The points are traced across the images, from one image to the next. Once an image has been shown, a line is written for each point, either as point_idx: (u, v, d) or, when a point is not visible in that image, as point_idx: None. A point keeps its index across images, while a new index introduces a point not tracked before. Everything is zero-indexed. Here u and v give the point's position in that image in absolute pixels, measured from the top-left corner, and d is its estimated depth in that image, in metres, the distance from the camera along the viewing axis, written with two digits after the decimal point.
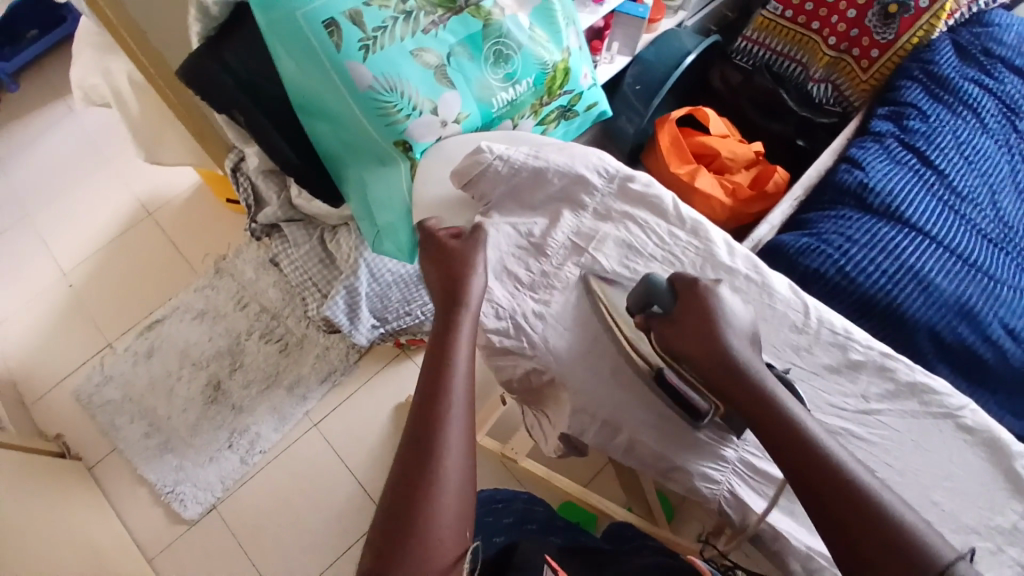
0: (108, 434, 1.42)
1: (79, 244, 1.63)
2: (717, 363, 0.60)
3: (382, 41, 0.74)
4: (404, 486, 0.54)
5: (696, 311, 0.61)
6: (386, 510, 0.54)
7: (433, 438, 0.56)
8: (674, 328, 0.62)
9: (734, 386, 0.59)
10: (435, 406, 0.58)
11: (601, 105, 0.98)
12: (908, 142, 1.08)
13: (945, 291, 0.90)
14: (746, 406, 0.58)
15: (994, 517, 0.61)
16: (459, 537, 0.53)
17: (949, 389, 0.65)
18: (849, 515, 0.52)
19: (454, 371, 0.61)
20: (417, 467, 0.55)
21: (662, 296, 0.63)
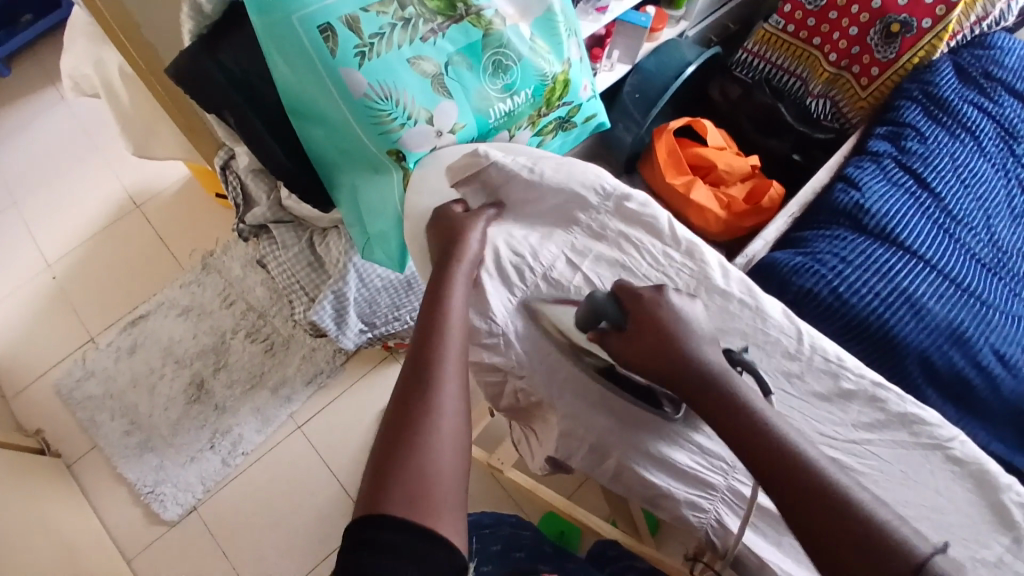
0: (87, 431, 1.39)
1: (64, 235, 1.60)
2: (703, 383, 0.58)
3: (379, 48, 0.72)
4: (395, 442, 0.53)
5: (649, 325, 0.60)
6: (377, 461, 0.53)
7: (424, 398, 0.55)
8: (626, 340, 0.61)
9: (723, 412, 0.57)
10: (427, 368, 0.57)
11: (599, 117, 0.97)
12: (905, 163, 1.08)
13: (937, 315, 0.89)
14: (734, 429, 0.57)
15: (979, 550, 0.60)
16: (454, 490, 0.52)
17: (941, 420, 0.64)
18: (843, 535, 0.51)
19: (446, 334, 0.60)
20: (408, 424, 0.54)
21: (609, 310, 0.62)
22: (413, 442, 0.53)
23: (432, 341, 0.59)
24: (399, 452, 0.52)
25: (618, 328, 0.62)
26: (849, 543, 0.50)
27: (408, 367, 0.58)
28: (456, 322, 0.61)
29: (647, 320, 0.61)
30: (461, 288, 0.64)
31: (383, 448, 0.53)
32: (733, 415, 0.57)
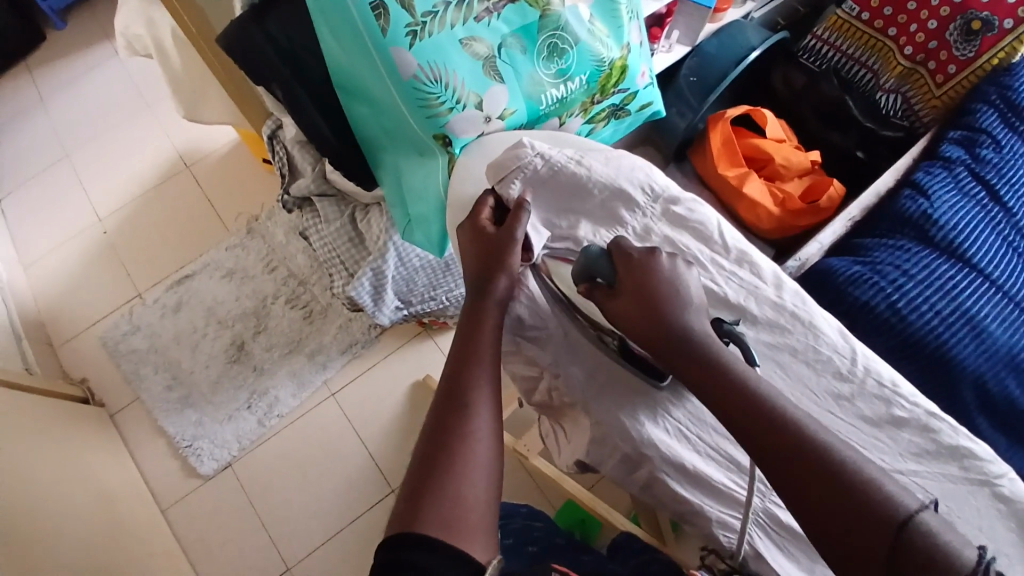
0: (132, 383, 1.45)
1: (116, 191, 1.64)
2: (685, 348, 0.57)
3: (430, 27, 0.70)
4: (424, 480, 0.52)
5: (636, 283, 0.59)
6: (405, 501, 0.51)
7: (457, 432, 0.55)
8: (614, 300, 0.60)
9: (699, 371, 0.56)
10: (460, 401, 0.57)
11: (655, 105, 0.93)
12: (978, 173, 1.00)
13: (998, 339, 0.84)
14: (717, 393, 0.55)
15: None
16: (484, 508, 0.52)
17: (993, 456, 0.61)
18: (825, 492, 0.49)
19: (480, 363, 0.59)
20: (444, 443, 0.54)
21: (602, 266, 0.61)
22: (441, 479, 0.52)
23: (464, 372, 0.58)
24: (429, 490, 0.51)
25: (610, 286, 0.61)
26: (836, 502, 0.48)
27: (439, 399, 0.57)
28: (490, 349, 0.60)
29: (637, 282, 0.59)
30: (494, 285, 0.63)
31: (412, 487, 0.52)
32: (713, 377, 0.55)
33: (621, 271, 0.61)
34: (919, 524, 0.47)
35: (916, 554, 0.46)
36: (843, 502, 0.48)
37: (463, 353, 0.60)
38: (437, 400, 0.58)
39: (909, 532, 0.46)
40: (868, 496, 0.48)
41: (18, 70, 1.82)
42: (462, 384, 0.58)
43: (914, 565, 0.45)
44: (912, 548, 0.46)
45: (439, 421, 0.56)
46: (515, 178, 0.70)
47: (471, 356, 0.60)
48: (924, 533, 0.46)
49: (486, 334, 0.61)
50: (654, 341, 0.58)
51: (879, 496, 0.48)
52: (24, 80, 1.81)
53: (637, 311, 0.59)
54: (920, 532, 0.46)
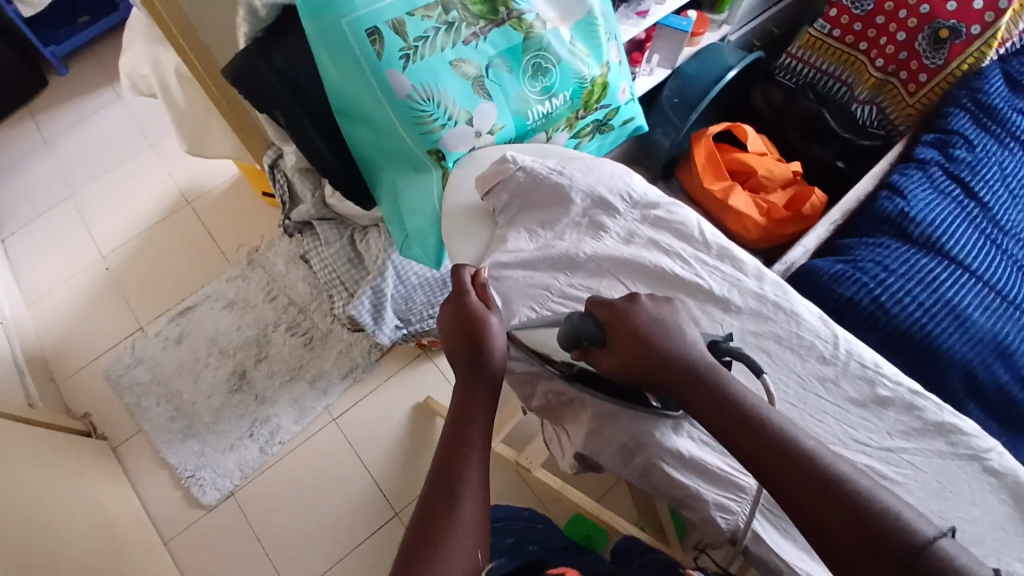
0: (134, 415, 1.46)
1: (118, 228, 1.68)
2: (688, 373, 0.60)
3: (423, 51, 0.75)
4: (422, 529, 0.56)
5: (625, 331, 0.62)
6: (404, 548, 0.56)
7: (453, 484, 0.59)
8: (609, 353, 0.62)
9: (689, 351, 0.61)
10: (457, 454, 0.61)
11: (637, 120, 0.98)
12: (952, 172, 1.05)
13: (982, 327, 0.87)
14: (731, 426, 0.57)
15: (1014, 563, 0.59)
16: (472, 530, 0.57)
17: (977, 431, 0.63)
18: (814, 479, 0.52)
19: (476, 419, 0.63)
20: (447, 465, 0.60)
21: (589, 330, 0.63)
22: (438, 519, 0.57)
23: (464, 427, 0.63)
24: (425, 540, 0.55)
25: (600, 347, 0.63)
26: (849, 523, 0.50)
27: (438, 454, 0.62)
28: (484, 404, 0.64)
29: None
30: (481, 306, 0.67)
31: (410, 535, 0.57)
32: (716, 404, 0.58)
33: (610, 325, 0.63)
34: (938, 550, 0.48)
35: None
36: (855, 520, 0.50)
37: (462, 409, 0.64)
38: (436, 454, 0.62)
39: (928, 555, 0.47)
40: (887, 522, 0.49)
41: (22, 114, 1.88)
42: (459, 439, 0.62)
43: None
44: (930, 569, 0.47)
45: (437, 474, 0.60)
46: (500, 190, 0.76)
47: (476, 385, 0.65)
48: (941, 558, 0.47)
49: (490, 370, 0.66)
50: (660, 373, 0.61)
51: (894, 520, 0.49)
52: (28, 124, 1.86)
53: (633, 356, 0.61)
54: (936, 555, 0.47)
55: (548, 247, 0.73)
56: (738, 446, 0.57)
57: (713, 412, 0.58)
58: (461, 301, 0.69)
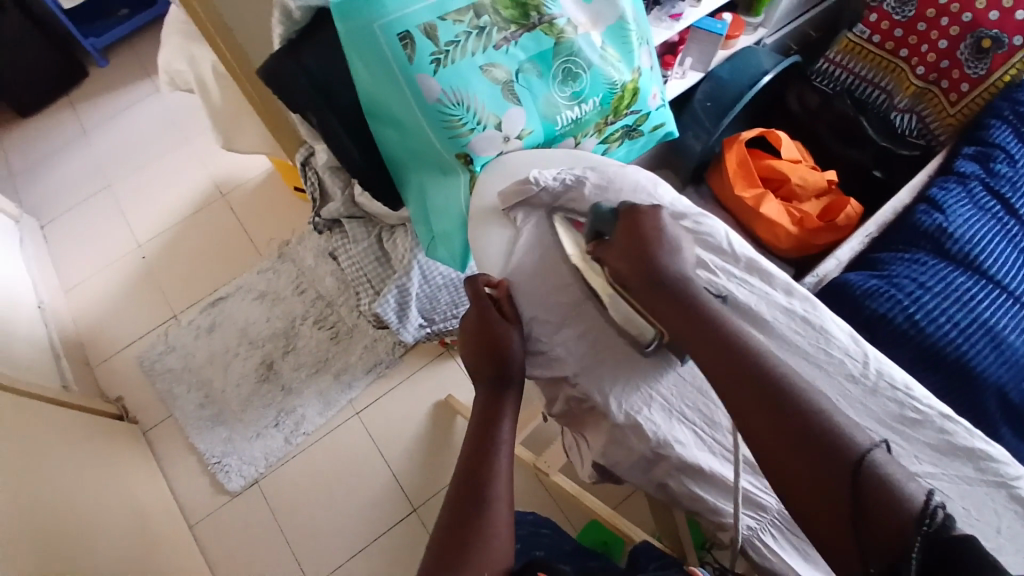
0: (165, 401, 1.50)
1: (156, 218, 1.72)
2: (663, 290, 0.63)
3: (453, 55, 0.75)
4: (451, 533, 0.57)
5: (631, 231, 0.65)
6: (432, 554, 0.56)
7: (481, 488, 0.60)
8: (612, 248, 0.66)
9: (706, 353, 0.59)
10: (481, 464, 0.62)
11: (667, 125, 0.97)
12: (993, 187, 1.02)
13: (1019, 351, 0.85)
14: (705, 357, 0.59)
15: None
16: (500, 535, 0.57)
17: (1009, 459, 0.62)
18: (778, 421, 0.53)
19: (502, 427, 0.66)
20: (472, 478, 0.61)
21: (604, 220, 0.68)
22: (466, 528, 0.57)
23: (487, 438, 0.65)
24: (457, 543, 0.56)
25: (609, 241, 0.67)
26: (802, 457, 0.51)
27: (464, 463, 0.63)
28: (508, 414, 0.67)
29: (631, 229, 0.65)
30: (499, 319, 0.70)
31: (442, 540, 0.57)
32: (704, 336, 0.59)
33: (621, 219, 0.67)
34: (869, 461, 0.49)
35: (870, 493, 0.47)
36: (796, 436, 0.52)
37: (485, 420, 0.67)
38: (463, 463, 0.63)
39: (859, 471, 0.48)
40: (827, 442, 0.50)
41: (67, 104, 1.94)
42: (484, 449, 0.63)
43: (872, 503, 0.47)
44: (866, 486, 0.48)
45: (465, 479, 0.61)
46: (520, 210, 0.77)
47: (496, 405, 0.68)
48: (874, 472, 0.48)
49: (510, 393, 0.68)
50: (650, 298, 0.64)
51: (833, 436, 0.51)
52: (73, 114, 1.93)
53: (626, 251, 0.65)
54: (869, 468, 0.48)
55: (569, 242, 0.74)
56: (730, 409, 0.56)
57: (696, 344, 0.60)
58: (482, 315, 0.71)
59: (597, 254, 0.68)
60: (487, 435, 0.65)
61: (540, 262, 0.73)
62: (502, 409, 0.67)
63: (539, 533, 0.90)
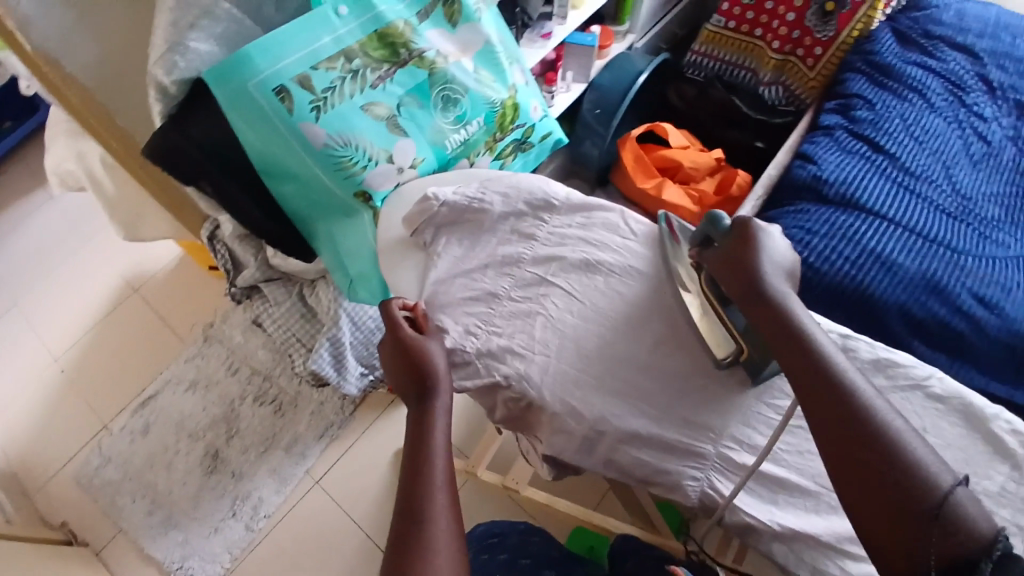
0: (111, 516, 1.40)
1: (66, 327, 1.63)
2: (754, 292, 0.64)
3: (332, 101, 0.77)
4: (402, 549, 0.56)
5: (741, 242, 0.66)
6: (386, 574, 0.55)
7: (425, 498, 0.59)
8: (716, 255, 0.68)
9: (790, 354, 0.60)
10: (421, 474, 0.61)
11: (555, 133, 1.02)
12: (857, 131, 1.11)
13: (909, 269, 0.92)
14: (801, 370, 0.59)
15: (980, 482, 0.65)
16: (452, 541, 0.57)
17: (914, 361, 0.70)
18: (854, 442, 0.54)
19: (434, 435, 0.65)
20: (415, 490, 0.60)
21: (717, 228, 0.68)
22: (416, 542, 0.56)
23: (425, 447, 0.64)
24: (409, 557, 0.55)
25: (717, 247, 0.68)
26: (876, 479, 0.52)
27: (403, 479, 0.62)
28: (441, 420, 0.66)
29: (742, 239, 0.66)
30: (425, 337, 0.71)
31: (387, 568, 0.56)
32: (799, 348, 0.60)
33: (735, 231, 0.67)
34: (951, 498, 0.50)
35: (946, 524, 0.49)
36: (875, 459, 0.53)
37: (419, 431, 0.66)
38: (403, 477, 0.62)
39: (939, 503, 0.50)
40: (906, 472, 0.51)
41: None
42: (422, 458, 0.63)
43: (943, 533, 0.49)
44: (942, 517, 0.49)
45: (407, 494, 0.60)
46: (426, 228, 0.81)
47: (427, 412, 0.67)
48: (954, 507, 0.49)
49: (442, 396, 0.68)
50: (751, 305, 0.64)
51: (914, 469, 0.51)
52: None
53: (735, 260, 0.65)
54: (950, 503, 0.49)
55: (493, 256, 0.79)
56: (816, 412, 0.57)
57: (785, 352, 0.61)
58: (394, 336, 0.71)
59: (702, 259, 0.69)
60: (423, 442, 0.64)
61: (456, 279, 0.78)
62: (436, 415, 0.67)
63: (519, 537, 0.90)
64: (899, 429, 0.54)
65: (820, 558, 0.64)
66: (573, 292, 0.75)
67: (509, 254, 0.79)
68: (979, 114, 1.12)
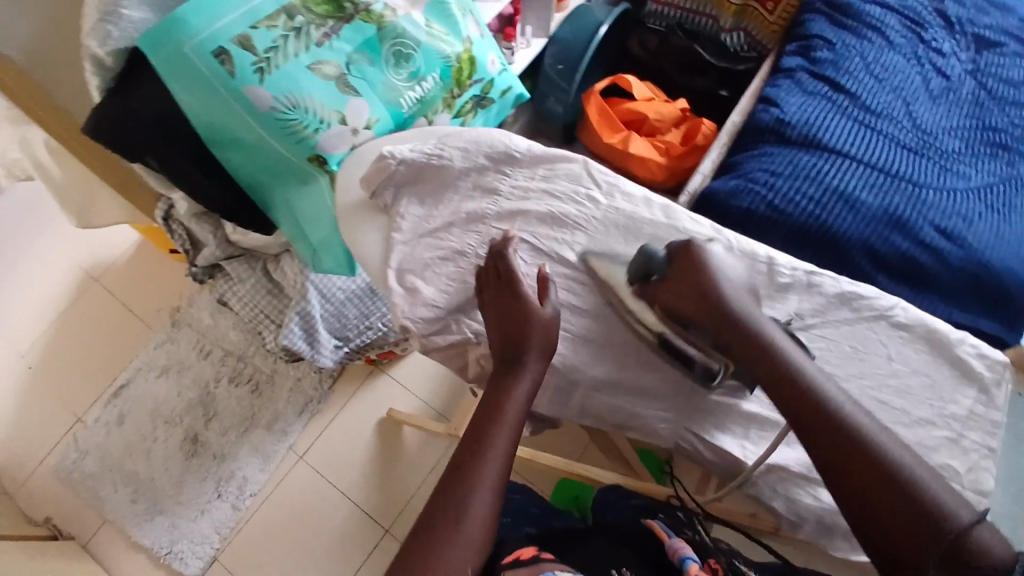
0: (95, 507, 1.39)
1: (28, 322, 1.58)
2: (734, 325, 0.65)
3: (275, 61, 0.76)
4: (433, 517, 0.58)
5: (689, 268, 0.68)
6: (415, 534, 0.58)
7: (473, 475, 0.60)
8: (667, 287, 0.68)
9: (782, 387, 0.60)
10: (476, 447, 0.62)
11: (516, 89, 1.00)
12: (818, 72, 1.11)
13: (871, 205, 0.92)
14: (793, 402, 0.59)
15: (947, 406, 0.67)
16: (481, 531, 0.58)
17: (879, 293, 0.71)
18: (870, 472, 0.54)
19: (498, 429, 0.63)
20: (465, 463, 0.61)
21: (657, 263, 0.69)
22: (451, 518, 0.58)
23: (493, 420, 0.64)
24: (438, 526, 0.57)
25: (664, 279, 0.69)
26: (897, 510, 0.53)
27: (453, 457, 0.63)
28: (512, 415, 0.64)
29: (687, 267, 0.68)
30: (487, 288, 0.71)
31: (412, 538, 0.58)
32: (786, 379, 0.60)
33: (675, 262, 0.69)
34: (974, 536, 0.51)
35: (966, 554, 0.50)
36: (890, 486, 0.53)
37: (495, 399, 0.65)
38: (463, 439, 0.63)
39: (959, 537, 0.50)
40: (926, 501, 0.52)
41: None
42: (481, 432, 0.63)
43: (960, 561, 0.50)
44: (963, 549, 0.50)
45: (456, 461, 0.62)
46: (385, 189, 0.78)
47: (510, 388, 0.66)
48: (975, 543, 0.50)
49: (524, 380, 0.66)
50: (727, 336, 0.65)
51: (934, 503, 0.52)
52: None
53: (692, 291, 0.67)
54: (971, 540, 0.50)
55: (468, 214, 0.78)
56: (818, 442, 0.57)
57: (777, 386, 0.61)
58: (508, 294, 0.70)
59: (647, 294, 0.69)
60: (493, 414, 0.64)
61: (422, 240, 0.77)
62: (513, 394, 0.65)
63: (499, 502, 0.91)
64: (910, 462, 0.54)
65: (792, 489, 0.67)
66: (536, 246, 0.76)
67: (474, 211, 0.78)
68: (937, 49, 1.13)
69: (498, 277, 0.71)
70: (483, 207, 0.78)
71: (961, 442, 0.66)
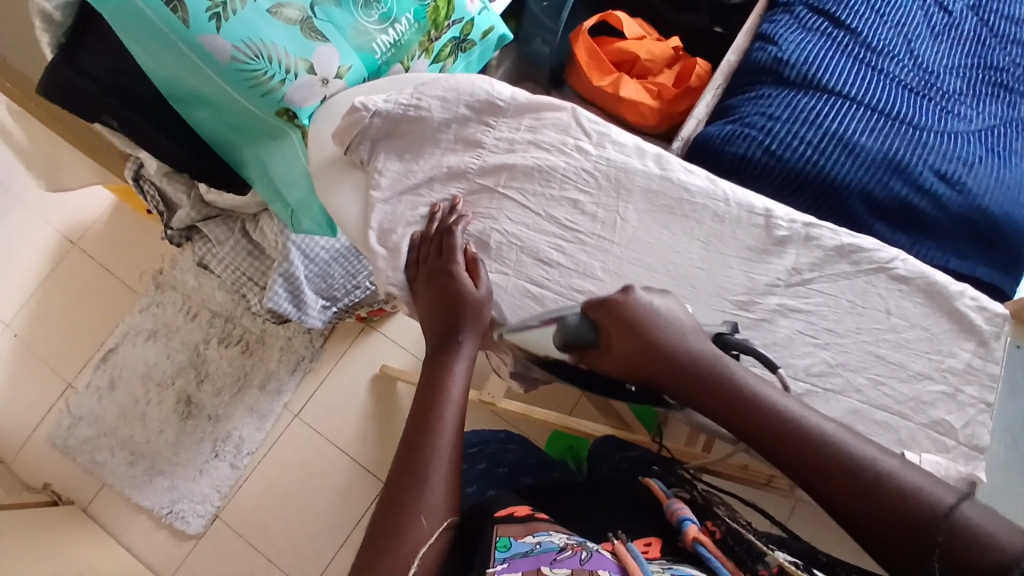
0: (93, 472, 1.39)
1: (9, 290, 1.54)
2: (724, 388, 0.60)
3: (232, 5, 0.70)
4: (395, 490, 0.56)
5: (619, 326, 0.64)
6: (380, 513, 0.56)
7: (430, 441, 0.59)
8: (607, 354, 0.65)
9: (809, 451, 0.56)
10: (429, 416, 0.61)
11: (498, 29, 0.96)
12: (817, 7, 1.05)
13: (870, 149, 0.88)
14: (822, 470, 0.54)
15: (946, 360, 0.66)
16: (445, 493, 0.57)
17: (879, 245, 0.68)
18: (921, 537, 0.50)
19: (446, 406, 0.62)
20: (420, 432, 0.60)
21: (584, 335, 0.65)
22: (414, 486, 0.56)
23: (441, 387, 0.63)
24: (402, 497, 0.56)
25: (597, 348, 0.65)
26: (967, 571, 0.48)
27: (405, 440, 0.60)
28: (457, 392, 0.63)
29: (619, 328, 0.64)
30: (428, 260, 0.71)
31: (382, 515, 0.56)
32: (789, 432, 0.57)
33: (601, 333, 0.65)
34: None
35: None
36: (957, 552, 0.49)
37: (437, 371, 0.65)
38: (414, 414, 0.62)
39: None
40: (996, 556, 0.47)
41: None
42: (431, 401, 0.62)
43: None
44: None
45: (411, 433, 0.60)
46: (360, 143, 0.74)
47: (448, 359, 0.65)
48: None
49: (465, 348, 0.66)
50: (678, 385, 0.62)
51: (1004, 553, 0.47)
52: None
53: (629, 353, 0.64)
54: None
55: (448, 168, 0.75)
56: (852, 511, 0.53)
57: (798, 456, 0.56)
58: (445, 272, 0.69)
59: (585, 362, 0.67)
60: (438, 385, 0.63)
61: (402, 197, 0.75)
62: (456, 364, 0.65)
63: (496, 448, 0.91)
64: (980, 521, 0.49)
65: None
66: (522, 201, 0.73)
67: (456, 165, 0.75)
68: None
69: (439, 254, 0.70)
70: (466, 161, 0.75)
71: (958, 397, 0.65)
